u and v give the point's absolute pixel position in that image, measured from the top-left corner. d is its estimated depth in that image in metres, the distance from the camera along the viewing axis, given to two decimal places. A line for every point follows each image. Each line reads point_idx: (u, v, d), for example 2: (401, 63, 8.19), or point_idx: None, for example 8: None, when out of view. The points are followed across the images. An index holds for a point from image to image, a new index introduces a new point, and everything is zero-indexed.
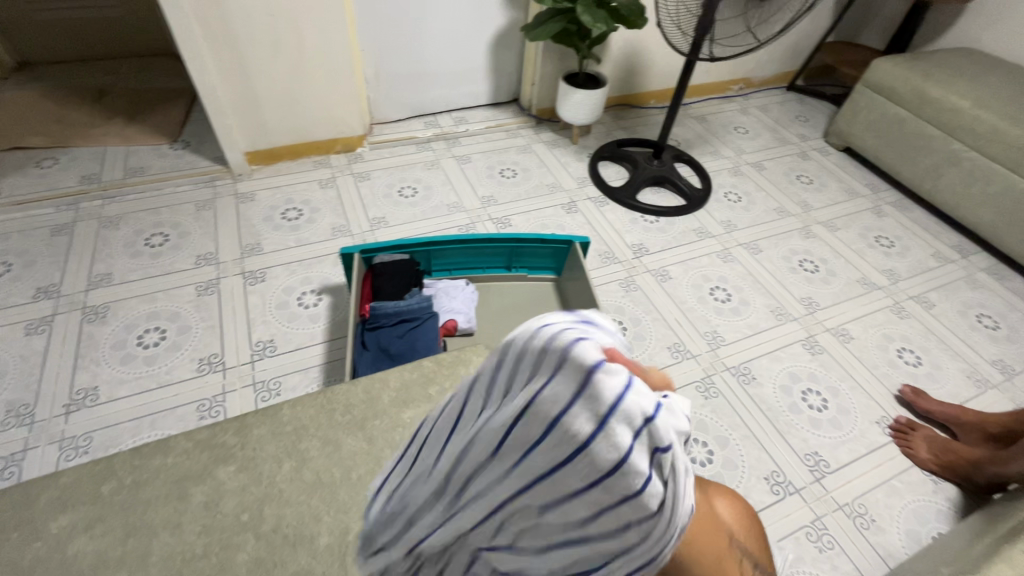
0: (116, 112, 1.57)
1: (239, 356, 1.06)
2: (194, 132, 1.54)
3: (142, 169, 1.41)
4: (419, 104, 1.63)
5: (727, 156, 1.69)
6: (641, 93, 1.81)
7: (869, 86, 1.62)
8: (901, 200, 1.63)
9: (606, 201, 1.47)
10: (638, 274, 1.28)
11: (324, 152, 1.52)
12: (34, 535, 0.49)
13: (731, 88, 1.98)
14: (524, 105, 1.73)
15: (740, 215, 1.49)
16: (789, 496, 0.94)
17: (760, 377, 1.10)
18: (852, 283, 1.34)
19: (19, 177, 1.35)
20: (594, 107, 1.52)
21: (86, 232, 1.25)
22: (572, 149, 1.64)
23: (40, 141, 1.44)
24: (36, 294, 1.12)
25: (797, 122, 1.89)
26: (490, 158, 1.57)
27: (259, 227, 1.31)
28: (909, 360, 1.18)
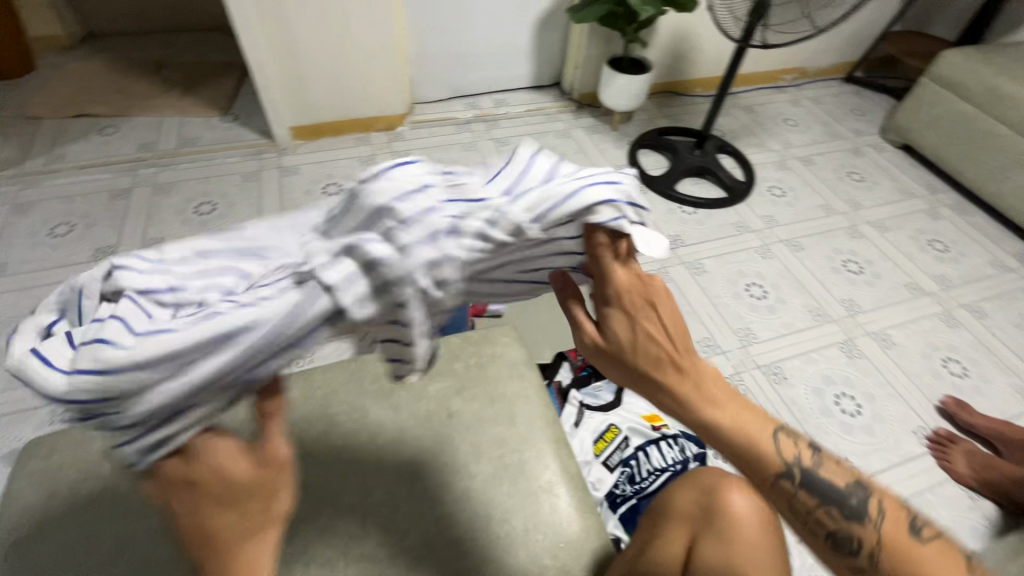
0: (172, 84, 1.64)
1: None
2: (243, 105, 1.59)
3: (194, 139, 1.47)
4: (460, 85, 1.64)
5: (774, 149, 1.62)
6: (687, 80, 1.75)
7: (935, 79, 1.53)
8: (960, 203, 1.54)
9: (644, 190, 1.44)
10: (672, 266, 1.25)
11: (366, 130, 1.54)
12: (91, 473, 0.59)
13: (783, 77, 1.90)
14: (566, 89, 1.70)
15: (783, 211, 1.44)
16: None
17: (792, 378, 1.08)
18: (899, 287, 1.28)
19: (83, 143, 1.43)
20: (637, 93, 1.49)
21: (141, 198, 1.32)
22: (612, 136, 1.61)
23: (102, 110, 1.52)
24: (95, 253, 1.19)
25: (852, 115, 1.80)
26: (529, 141, 1.57)
27: (300, 200, 1.35)
28: (955, 371, 1.12)
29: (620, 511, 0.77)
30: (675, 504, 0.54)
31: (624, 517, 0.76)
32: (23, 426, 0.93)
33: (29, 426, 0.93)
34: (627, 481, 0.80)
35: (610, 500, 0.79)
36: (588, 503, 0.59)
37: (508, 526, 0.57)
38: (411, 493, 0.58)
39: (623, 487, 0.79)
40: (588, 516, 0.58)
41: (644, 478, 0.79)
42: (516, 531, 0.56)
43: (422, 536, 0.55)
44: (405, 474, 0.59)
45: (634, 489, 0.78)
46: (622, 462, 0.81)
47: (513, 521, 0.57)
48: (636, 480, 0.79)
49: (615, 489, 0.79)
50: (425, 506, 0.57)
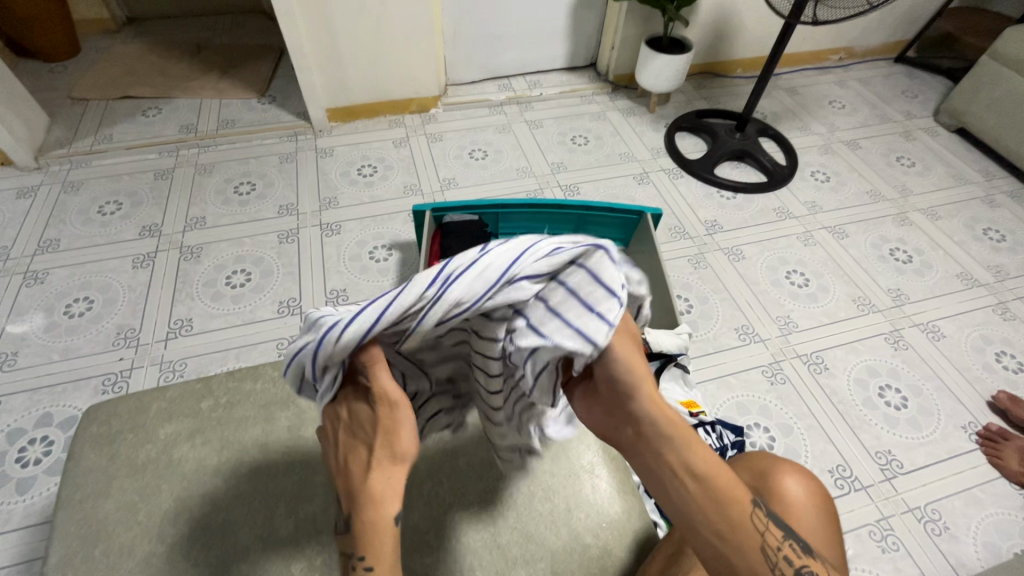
0: (211, 66, 1.66)
1: (314, 302, 1.12)
2: (279, 87, 1.61)
3: (233, 121, 1.50)
4: (494, 66, 1.62)
5: (818, 132, 1.56)
6: (728, 60, 1.69)
7: (997, 58, 1.44)
8: (1019, 190, 1.46)
9: (681, 174, 1.41)
10: (709, 252, 1.23)
11: (400, 112, 1.54)
12: (147, 439, 0.62)
13: (829, 58, 1.82)
14: (601, 70, 1.67)
15: (827, 196, 1.38)
16: (855, 493, 0.89)
17: (834, 368, 1.04)
18: (950, 277, 1.22)
19: (128, 124, 1.47)
20: (675, 74, 1.45)
21: (184, 178, 1.35)
22: (648, 118, 1.58)
23: (146, 92, 1.55)
24: (142, 231, 1.23)
25: (903, 97, 1.72)
26: (563, 124, 1.54)
27: (336, 181, 1.36)
28: (1009, 365, 1.07)
29: None
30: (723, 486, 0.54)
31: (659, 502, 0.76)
32: (78, 395, 0.98)
33: (84, 394, 0.98)
34: None
35: None
36: (629, 483, 0.59)
37: (550, 504, 0.57)
38: (452, 470, 0.59)
39: None
40: (630, 497, 0.58)
41: None
42: (558, 509, 0.57)
43: (465, 510, 0.56)
44: (448, 450, 0.60)
45: None
46: None
47: (555, 499, 0.57)
48: None
49: None
50: (468, 480, 0.58)
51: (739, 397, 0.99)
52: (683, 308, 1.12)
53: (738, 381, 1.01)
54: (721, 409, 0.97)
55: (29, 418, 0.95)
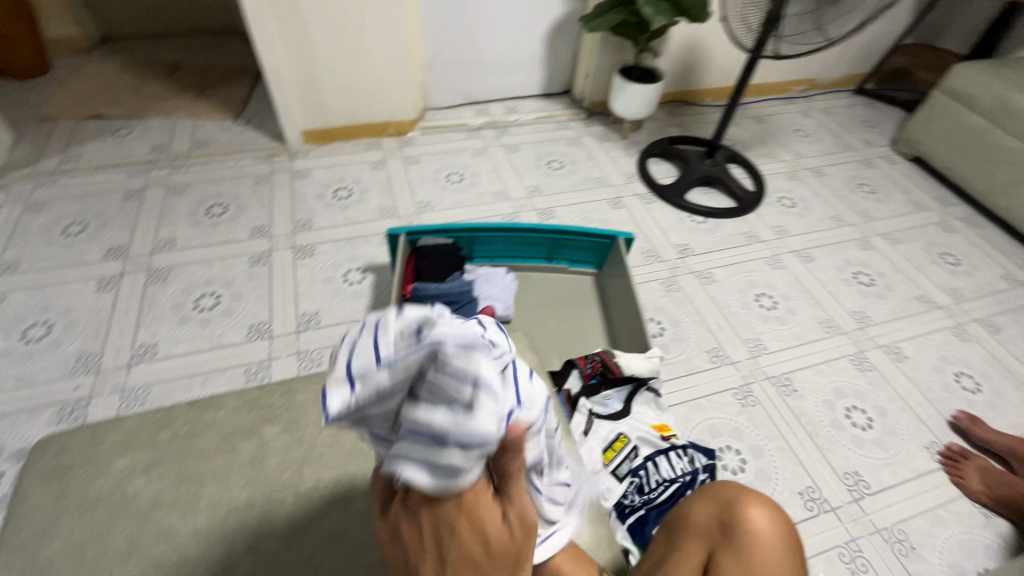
0: (186, 87, 1.65)
1: (285, 326, 1.10)
2: (256, 109, 1.61)
3: (207, 142, 1.48)
4: (471, 92, 1.65)
5: (784, 160, 1.62)
6: (698, 90, 1.76)
7: (947, 92, 1.52)
8: (973, 216, 1.53)
9: (654, 198, 1.44)
10: (681, 275, 1.25)
11: (377, 135, 1.55)
12: (105, 472, 0.63)
13: (794, 89, 1.90)
14: (576, 96, 1.71)
15: (794, 222, 1.43)
16: (824, 515, 0.90)
17: (802, 390, 1.07)
18: (910, 300, 1.27)
19: (97, 143, 1.45)
20: (647, 102, 1.50)
21: (154, 199, 1.33)
22: (622, 144, 1.61)
23: (117, 111, 1.53)
24: (107, 253, 1.20)
25: (863, 127, 1.80)
26: (538, 148, 1.57)
27: (311, 203, 1.36)
28: (968, 385, 1.11)
29: (629, 522, 0.77)
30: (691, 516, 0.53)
31: (631, 527, 0.76)
32: (32, 423, 0.94)
33: (39, 423, 0.94)
34: (636, 491, 0.79)
35: (618, 511, 0.78)
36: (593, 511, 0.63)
37: None
38: None
39: (632, 497, 0.78)
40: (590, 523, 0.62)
41: (654, 489, 0.78)
42: None
43: None
44: None
45: (642, 499, 0.78)
46: (631, 472, 0.81)
47: None
48: (646, 491, 0.78)
49: (623, 499, 0.79)
50: None
51: (710, 419, 1.00)
52: (656, 331, 1.13)
53: (709, 403, 1.02)
54: (693, 432, 0.98)
55: None
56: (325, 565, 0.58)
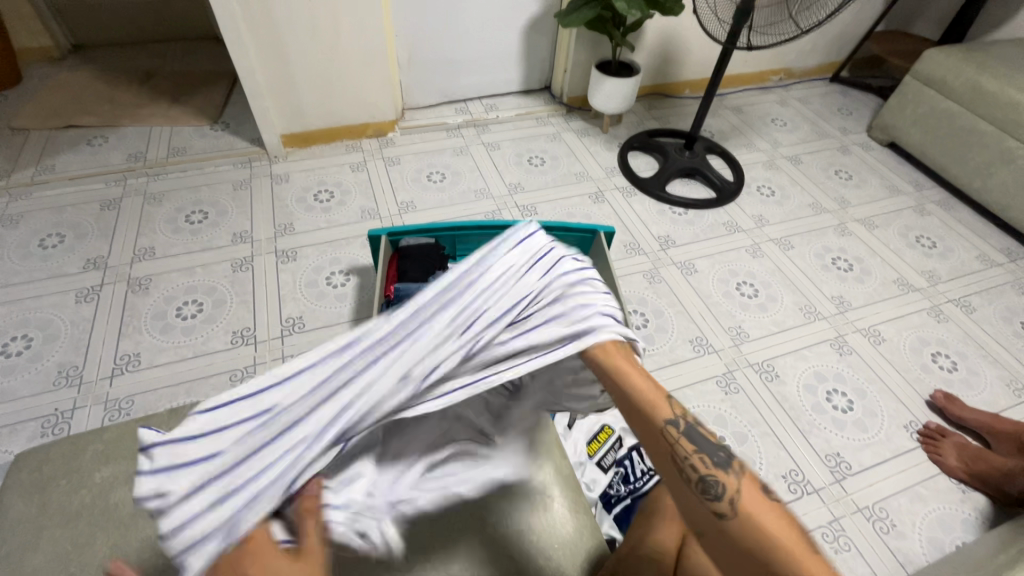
0: (162, 93, 1.64)
1: (270, 331, 1.10)
2: (233, 114, 1.59)
3: (185, 148, 1.47)
4: (451, 90, 1.64)
5: (762, 149, 1.64)
6: (676, 82, 1.77)
7: (918, 77, 1.55)
8: (946, 199, 1.56)
9: (635, 192, 1.45)
10: (663, 266, 1.26)
11: (357, 136, 1.55)
12: (82, 484, 0.60)
13: (770, 78, 1.92)
14: (555, 92, 1.71)
15: (773, 210, 1.45)
16: (807, 496, 0.92)
17: (784, 376, 1.08)
18: (887, 283, 1.29)
19: (72, 154, 1.42)
20: (625, 96, 1.50)
21: (132, 208, 1.32)
22: (602, 138, 1.62)
23: (91, 120, 1.51)
24: (86, 264, 1.19)
25: (839, 114, 1.82)
26: (519, 145, 1.57)
27: (292, 207, 1.35)
28: (944, 365, 1.14)
29: (615, 512, 0.78)
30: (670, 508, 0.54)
31: (619, 517, 0.77)
32: (13, 439, 0.93)
33: (21, 438, 0.93)
34: (621, 481, 0.80)
35: (604, 501, 0.79)
36: (582, 503, 0.61)
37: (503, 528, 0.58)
38: None
39: (617, 487, 0.79)
40: (581, 515, 0.60)
41: (639, 478, 0.80)
42: (510, 533, 0.58)
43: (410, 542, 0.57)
44: None
45: (628, 488, 0.79)
46: (616, 462, 0.82)
47: (508, 522, 0.58)
48: (631, 480, 0.80)
49: (609, 489, 0.80)
50: None
51: (694, 408, 1.01)
52: (639, 323, 1.14)
53: (693, 392, 1.04)
54: None
55: None
56: None
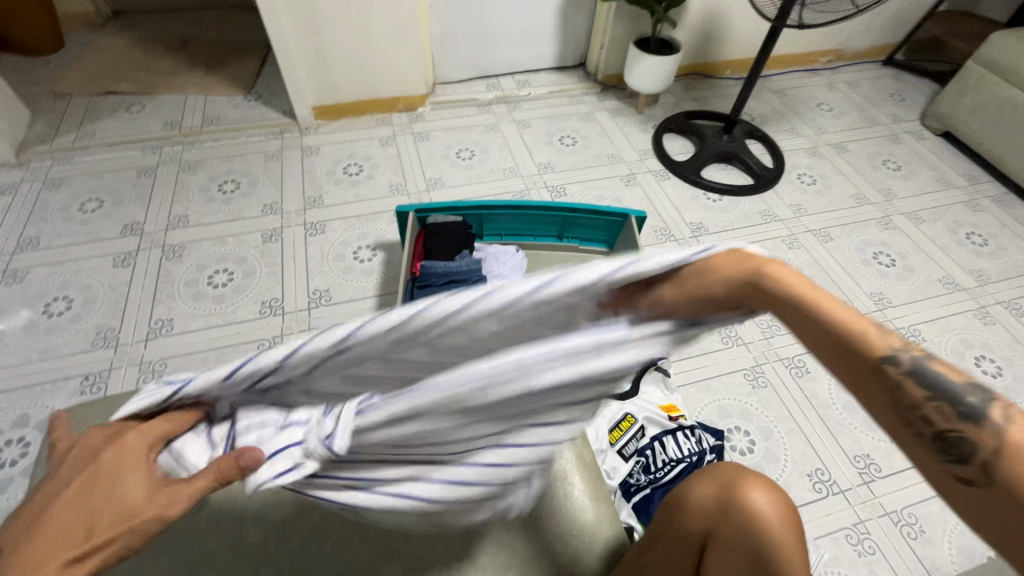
0: (197, 62, 1.65)
1: (298, 302, 1.12)
2: (266, 84, 1.60)
3: (219, 118, 1.48)
4: (484, 65, 1.61)
5: (805, 135, 1.57)
6: (717, 62, 1.69)
7: (982, 63, 1.45)
8: (1002, 194, 1.47)
9: (669, 175, 1.41)
10: None
11: (387, 110, 1.53)
12: None
13: (818, 60, 1.82)
14: (590, 70, 1.66)
15: (813, 200, 1.39)
16: (833, 497, 0.90)
17: (815, 372, 1.05)
18: (932, 281, 1.23)
19: (111, 120, 1.45)
20: (663, 75, 1.45)
21: (167, 175, 1.34)
22: (637, 119, 1.57)
23: (130, 87, 1.54)
24: (123, 229, 1.22)
25: (890, 100, 1.72)
26: (551, 124, 1.54)
27: (321, 180, 1.36)
28: (988, 370, 1.08)
29: (633, 501, 0.77)
30: (696, 496, 0.51)
31: (637, 506, 0.77)
32: (55, 395, 0.97)
33: (62, 394, 0.97)
34: (642, 470, 0.79)
35: (623, 489, 0.79)
36: (602, 491, 0.61)
37: (521, 511, 0.58)
38: None
39: (637, 476, 0.79)
40: (602, 504, 0.60)
41: (660, 468, 0.78)
42: (529, 516, 0.58)
43: None
44: None
45: (648, 478, 0.78)
46: (638, 451, 0.81)
47: (526, 506, 0.59)
48: (652, 470, 0.78)
49: (629, 478, 0.79)
50: None
51: (719, 400, 0.99)
52: None
53: (719, 384, 1.02)
54: (702, 413, 0.97)
55: (5, 418, 0.94)
56: (334, 541, 0.56)
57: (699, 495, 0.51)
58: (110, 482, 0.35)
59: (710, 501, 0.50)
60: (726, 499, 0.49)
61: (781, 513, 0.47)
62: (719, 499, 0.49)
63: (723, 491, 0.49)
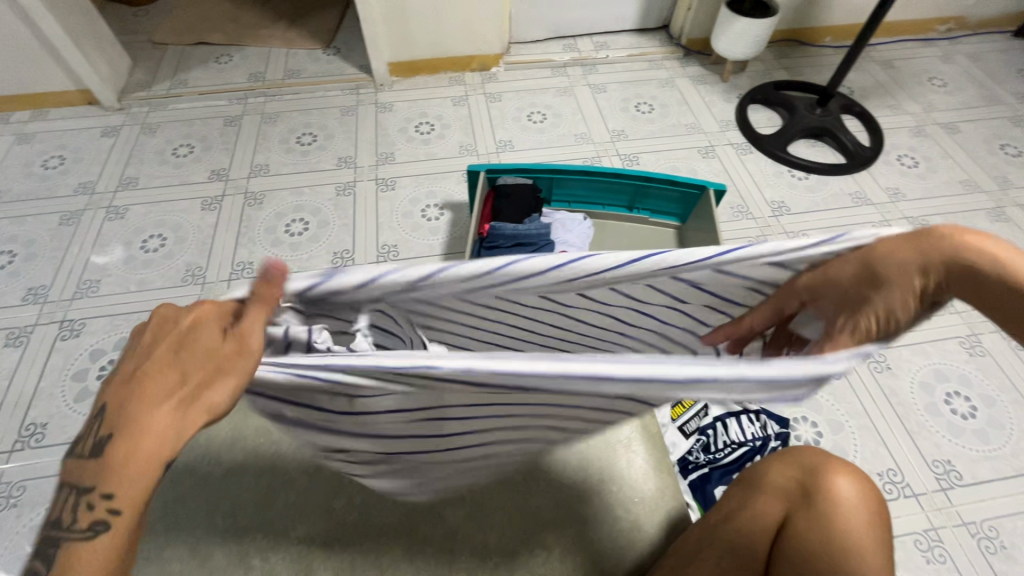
0: (281, 15, 1.68)
1: (367, 255, 1.15)
2: (344, 39, 1.61)
3: (299, 71, 1.52)
4: (561, 25, 1.55)
5: (911, 112, 1.42)
6: (816, 28, 1.55)
7: None
8: None
9: (751, 149, 1.33)
10: (773, 235, 1.16)
11: (461, 69, 1.52)
12: None
13: (936, 28, 1.63)
14: (674, 33, 1.57)
15: (913, 184, 1.27)
16: (904, 500, 0.85)
17: (897, 369, 0.98)
18: None
19: (202, 70, 1.52)
20: (756, 40, 1.34)
21: (251, 125, 1.40)
22: (720, 88, 1.48)
23: (219, 39, 1.60)
24: (211, 175, 1.29)
25: (1018, 77, 1.52)
26: (627, 89, 1.47)
27: (393, 137, 1.37)
28: None
29: (690, 478, 0.76)
30: (775, 479, 0.51)
31: (692, 484, 0.75)
32: None
33: None
34: (702, 450, 0.78)
35: (681, 466, 0.78)
36: (666, 464, 0.60)
37: (582, 473, 0.59)
38: None
39: (696, 455, 0.78)
40: (665, 476, 0.59)
41: (720, 449, 0.77)
42: (590, 479, 0.59)
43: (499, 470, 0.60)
44: None
45: (707, 458, 0.77)
46: (699, 430, 0.80)
47: (587, 469, 0.60)
48: (712, 450, 0.77)
49: (688, 455, 0.79)
50: None
51: None
52: None
53: None
54: None
55: (108, 340, 1.04)
56: None
57: (777, 479, 0.51)
58: (188, 338, 0.33)
59: (791, 485, 0.50)
60: (810, 485, 0.49)
61: (863, 502, 0.47)
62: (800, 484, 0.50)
63: (806, 476, 0.50)
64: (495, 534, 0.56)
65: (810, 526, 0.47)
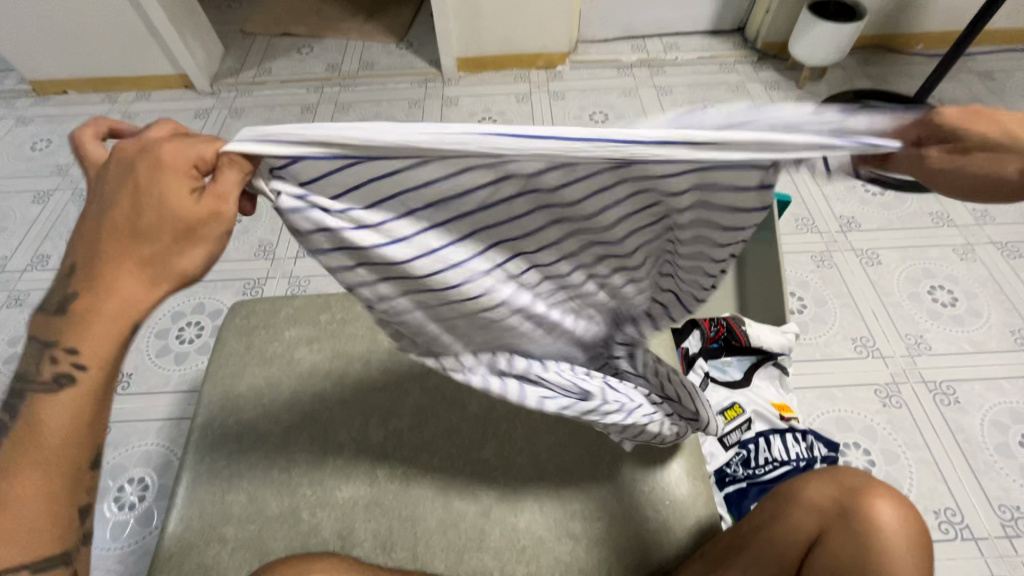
0: (360, 8, 1.76)
1: None
2: (417, 33, 1.67)
3: (373, 63, 1.59)
4: (631, 24, 1.54)
5: None
6: (907, 34, 1.46)
7: None
8: None
9: None
10: (838, 251, 1.11)
11: (526, 66, 1.54)
12: (276, 337, 0.70)
13: None
14: (749, 35, 1.52)
15: (1005, 207, 1.17)
16: (960, 542, 0.80)
17: (967, 404, 0.92)
18: None
19: (285, 59, 1.62)
20: (837, 45, 1.28)
21: (325, 113, 1.48)
22: (794, 95, 1.42)
23: (302, 30, 1.69)
24: None
25: None
26: (694, 92, 1.45)
27: None
28: None
29: (727, 491, 0.76)
30: (812, 497, 0.50)
31: (729, 497, 0.75)
32: (224, 292, 1.15)
33: (229, 292, 1.15)
34: (741, 463, 0.77)
35: (717, 477, 0.77)
36: (701, 471, 0.60)
37: (617, 471, 0.60)
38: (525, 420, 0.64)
39: (735, 468, 0.76)
40: (699, 483, 0.59)
41: (761, 465, 0.75)
42: (624, 477, 0.60)
43: (536, 458, 0.61)
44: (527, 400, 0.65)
45: (746, 473, 0.76)
46: (740, 443, 0.78)
47: (622, 467, 0.60)
48: (751, 465, 0.76)
49: (726, 467, 0.77)
50: (543, 433, 0.63)
51: (839, 411, 0.91)
52: (795, 307, 1.04)
53: (843, 394, 0.93)
54: (817, 421, 0.90)
55: (187, 303, 1.14)
56: (441, 456, 0.62)
57: (812, 496, 0.50)
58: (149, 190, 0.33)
59: (826, 502, 0.50)
60: (847, 505, 0.49)
61: (903, 523, 0.48)
62: (838, 503, 0.49)
63: (842, 496, 0.49)
64: (525, 519, 0.58)
65: (844, 547, 0.47)
